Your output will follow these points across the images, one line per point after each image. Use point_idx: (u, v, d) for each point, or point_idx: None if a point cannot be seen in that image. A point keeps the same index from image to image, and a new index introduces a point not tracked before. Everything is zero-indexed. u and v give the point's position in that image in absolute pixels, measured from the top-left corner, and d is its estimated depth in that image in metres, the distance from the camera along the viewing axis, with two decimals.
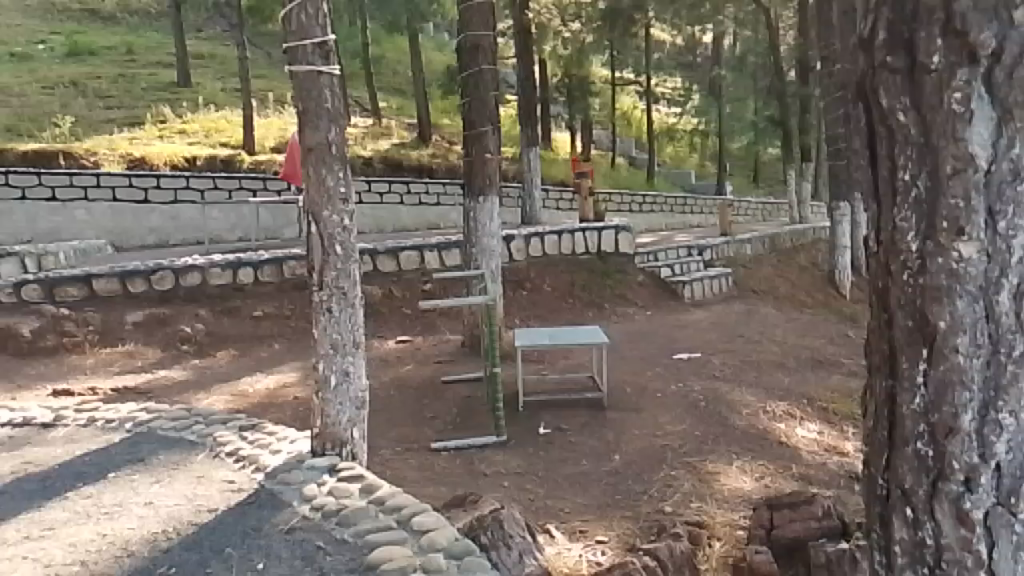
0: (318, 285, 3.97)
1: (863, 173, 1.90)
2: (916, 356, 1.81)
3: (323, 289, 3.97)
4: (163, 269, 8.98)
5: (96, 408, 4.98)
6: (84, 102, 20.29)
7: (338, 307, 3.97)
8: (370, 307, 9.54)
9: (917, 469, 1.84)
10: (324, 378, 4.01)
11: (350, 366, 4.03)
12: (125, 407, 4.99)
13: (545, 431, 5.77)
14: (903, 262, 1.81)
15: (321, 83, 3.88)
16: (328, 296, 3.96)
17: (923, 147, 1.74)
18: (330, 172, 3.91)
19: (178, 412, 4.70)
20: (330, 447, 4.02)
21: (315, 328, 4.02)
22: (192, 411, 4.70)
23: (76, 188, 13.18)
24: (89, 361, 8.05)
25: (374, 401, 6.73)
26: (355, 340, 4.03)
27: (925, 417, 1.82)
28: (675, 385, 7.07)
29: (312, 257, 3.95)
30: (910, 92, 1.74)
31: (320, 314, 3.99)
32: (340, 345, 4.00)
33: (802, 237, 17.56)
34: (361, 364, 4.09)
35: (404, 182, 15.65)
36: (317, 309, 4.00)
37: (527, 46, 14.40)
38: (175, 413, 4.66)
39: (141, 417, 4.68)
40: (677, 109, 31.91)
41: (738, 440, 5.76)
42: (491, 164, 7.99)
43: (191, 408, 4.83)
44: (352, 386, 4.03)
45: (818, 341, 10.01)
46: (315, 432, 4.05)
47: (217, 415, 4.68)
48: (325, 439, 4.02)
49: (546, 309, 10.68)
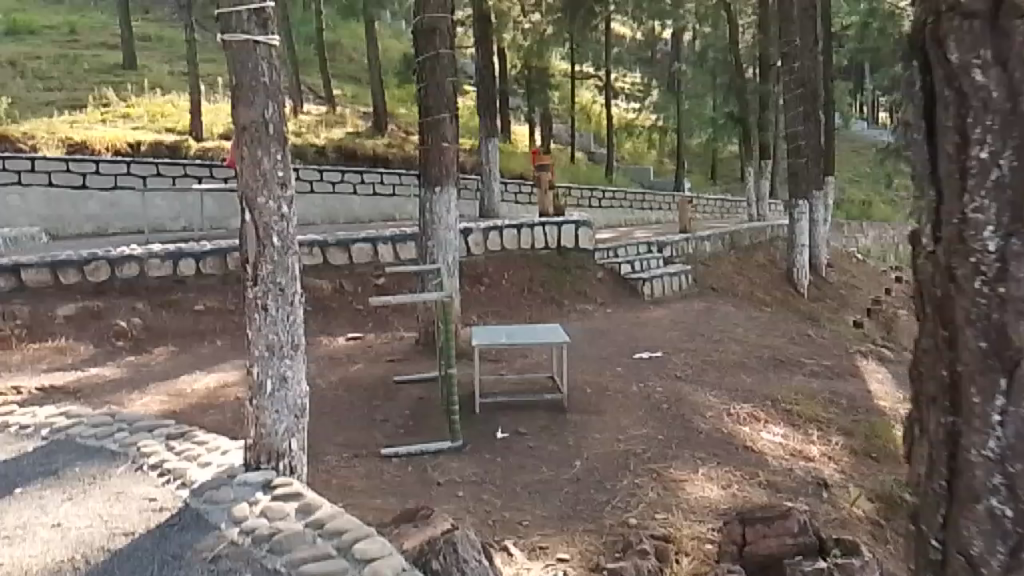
0: (252, 280, 3.62)
1: (918, 152, 1.91)
2: (991, 385, 1.80)
3: (258, 285, 3.62)
4: (97, 260, 8.47)
5: (11, 411, 4.54)
6: (21, 82, 19.38)
7: (275, 305, 3.63)
8: (320, 303, 9.16)
9: (990, 531, 1.82)
10: (258, 384, 3.65)
11: (291, 367, 3.69)
12: (45, 409, 4.57)
13: (502, 434, 5.47)
14: (976, 267, 1.80)
15: (257, 54, 3.53)
16: (263, 292, 3.62)
17: (1007, 116, 1.74)
18: (266, 154, 3.55)
19: (100, 417, 4.29)
20: (266, 461, 3.65)
21: (249, 328, 3.66)
22: (116, 417, 4.29)
23: (9, 172, 12.51)
24: (15, 356, 7.53)
25: (321, 402, 6.38)
26: (292, 341, 3.68)
27: (1000, 464, 1.80)
28: (636, 386, 6.84)
29: (246, 248, 3.61)
30: (993, 45, 1.75)
31: (255, 313, 3.64)
32: (280, 348, 3.66)
33: (760, 234, 17.56)
34: (301, 369, 3.75)
35: (358, 172, 15.21)
36: (251, 308, 3.64)
37: (487, 34, 14.05)
38: (98, 418, 4.26)
39: (61, 421, 4.28)
40: (636, 105, 31.99)
41: (703, 444, 5.54)
42: (448, 153, 7.66)
43: (115, 412, 4.42)
44: (290, 394, 3.69)
45: (780, 340, 9.91)
46: (248, 443, 3.68)
47: (145, 419, 4.29)
48: (259, 451, 3.65)
49: (504, 306, 10.40)
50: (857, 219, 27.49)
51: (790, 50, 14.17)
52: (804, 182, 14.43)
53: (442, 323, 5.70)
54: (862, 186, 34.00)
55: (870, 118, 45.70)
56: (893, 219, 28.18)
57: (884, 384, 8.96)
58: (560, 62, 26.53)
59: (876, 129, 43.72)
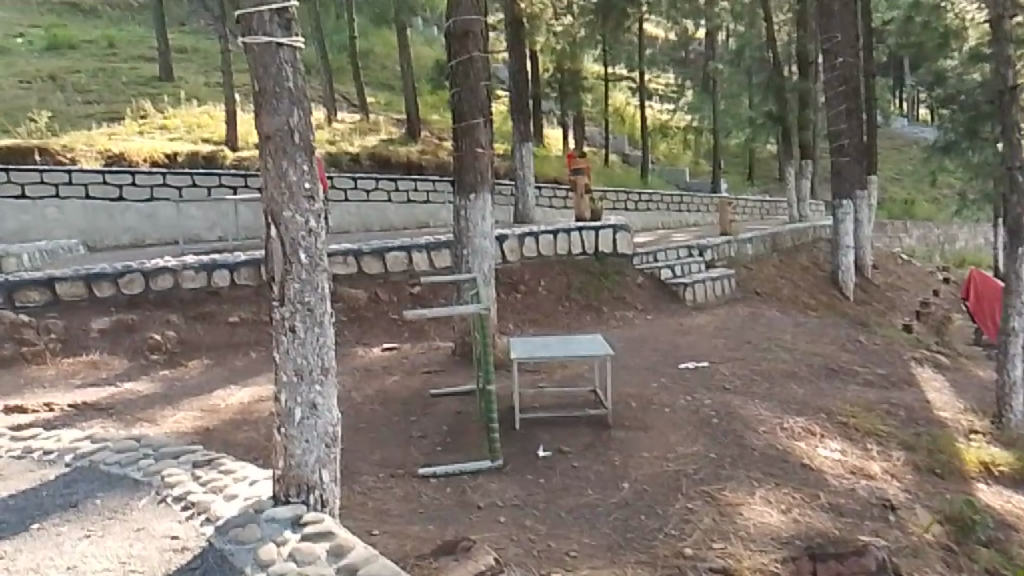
0: (280, 300, 3.43)
1: None
2: None
3: (285, 304, 3.42)
4: (132, 272, 8.39)
5: (35, 435, 4.40)
6: (61, 96, 19.64)
7: (304, 326, 3.42)
8: (355, 312, 8.99)
9: None
10: (287, 411, 3.46)
11: (322, 392, 3.49)
12: (71, 431, 4.43)
13: (544, 452, 5.21)
14: None
15: (281, 56, 3.32)
16: (291, 313, 3.42)
17: None
18: (292, 165, 3.35)
19: (126, 441, 4.15)
20: (295, 494, 3.46)
21: (276, 351, 3.47)
22: (142, 440, 4.15)
23: (47, 184, 12.57)
24: (49, 372, 7.45)
25: (356, 417, 6.17)
26: (323, 365, 3.47)
27: None
28: (683, 399, 6.52)
29: (272, 265, 3.41)
30: None
31: (282, 335, 3.44)
32: (309, 372, 3.45)
33: (802, 236, 17.11)
34: (331, 395, 3.54)
35: (392, 179, 15.08)
36: (278, 329, 3.45)
37: (520, 38, 13.83)
38: (124, 442, 4.10)
39: (85, 446, 4.13)
40: (670, 107, 31.61)
41: (758, 463, 5.23)
42: (483, 159, 7.43)
43: (140, 435, 4.27)
44: (321, 421, 3.48)
45: (830, 348, 9.51)
46: (277, 475, 3.49)
47: (172, 444, 4.12)
48: (289, 483, 3.45)
49: (542, 314, 10.15)
50: (900, 218, 26.73)
51: (832, 45, 13.75)
52: (848, 182, 13.99)
53: (480, 335, 5.46)
54: (903, 184, 33.15)
55: (910, 114, 44.64)
56: (937, 218, 27.36)
57: (943, 394, 8.51)
58: (593, 64, 26.27)
59: (917, 125, 42.65)
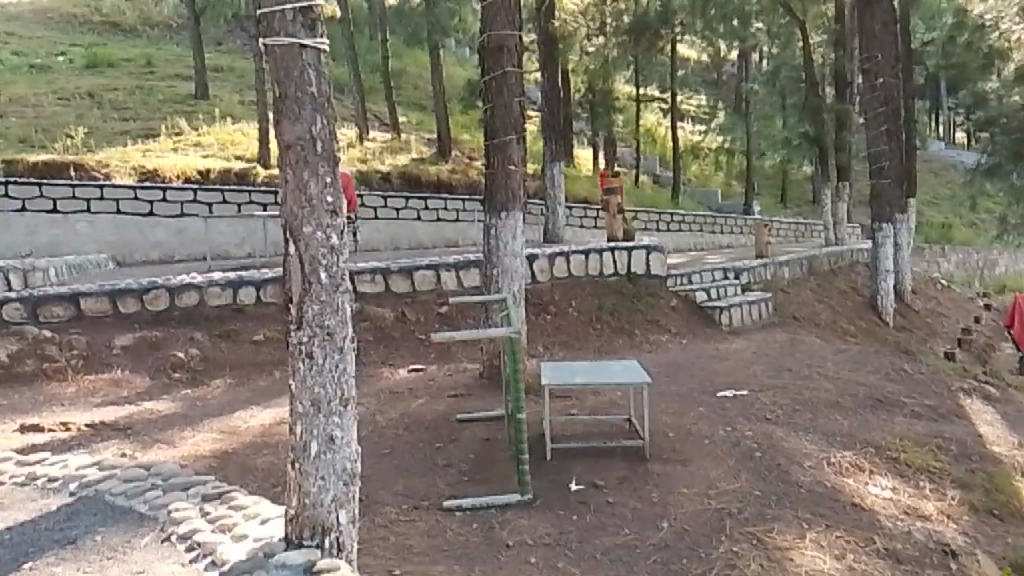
0: (297, 322, 3.23)
1: None
2: None
3: (303, 328, 3.23)
4: (157, 288, 8.28)
5: (43, 460, 4.28)
6: (99, 113, 19.84)
7: (322, 352, 3.22)
8: (380, 332, 8.78)
9: None
10: (302, 445, 3.27)
11: (340, 425, 3.30)
12: (79, 458, 4.33)
13: (576, 485, 4.92)
14: None
15: (304, 59, 3.15)
16: (309, 337, 3.22)
17: None
18: (313, 176, 3.17)
19: (134, 470, 4.01)
20: (309, 536, 3.26)
21: (293, 380, 3.27)
22: (151, 470, 4.01)
23: (78, 200, 12.57)
24: (70, 390, 7.30)
25: (380, 443, 5.93)
26: (342, 395, 3.28)
27: None
28: (722, 430, 6.19)
29: (290, 285, 3.22)
30: None
31: (299, 361, 3.25)
32: (327, 403, 3.26)
33: (840, 259, 16.67)
34: (350, 428, 3.35)
35: (422, 198, 14.95)
36: (295, 355, 3.25)
37: (553, 57, 13.69)
38: (132, 471, 3.98)
39: (91, 474, 4.01)
40: (702, 128, 31.34)
41: (807, 502, 4.90)
42: (514, 176, 7.22)
43: (150, 464, 4.13)
44: (338, 457, 3.29)
45: (874, 376, 9.11)
46: (290, 515, 3.29)
47: (181, 474, 3.99)
48: (302, 524, 3.25)
49: (573, 336, 9.87)
50: (938, 242, 26.10)
51: (872, 66, 13.38)
52: (888, 206, 13.59)
53: (510, 357, 5.20)
54: (940, 208, 32.45)
55: (946, 137, 43.92)
56: (976, 243, 26.68)
57: (996, 427, 8.04)
58: (625, 85, 26.10)
59: (953, 149, 41.82)
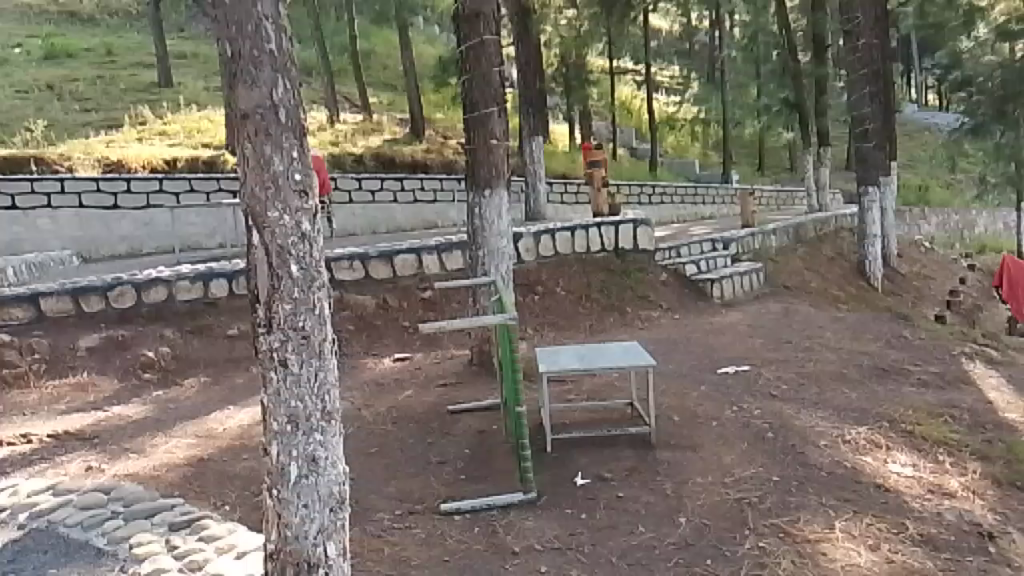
0: (266, 326, 2.92)
1: None
2: None
3: (274, 332, 2.91)
4: (122, 284, 7.78)
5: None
6: (59, 104, 19.05)
7: (298, 360, 2.92)
8: (363, 320, 8.36)
9: None
10: (281, 470, 2.98)
11: (323, 443, 3.01)
12: (28, 483, 4.05)
13: (583, 479, 4.55)
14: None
15: (259, 10, 2.79)
16: (282, 343, 2.91)
17: None
18: (277, 150, 2.84)
19: (92, 496, 3.74)
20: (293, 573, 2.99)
21: (266, 396, 2.98)
22: (111, 496, 3.75)
23: (38, 194, 11.92)
24: (33, 397, 6.83)
25: (368, 440, 5.55)
26: (323, 410, 2.99)
27: None
28: (729, 411, 5.85)
29: (256, 283, 2.90)
30: None
31: (271, 372, 2.94)
32: (307, 420, 2.98)
33: (825, 225, 16.40)
34: (335, 449, 3.06)
35: (398, 179, 14.45)
36: (266, 366, 2.95)
37: (527, 28, 13.18)
38: (88, 496, 3.72)
39: (43, 502, 3.74)
40: (677, 99, 30.92)
41: (829, 486, 4.58)
42: (497, 151, 6.79)
43: (108, 487, 3.86)
44: (322, 480, 3.02)
45: (875, 345, 8.85)
46: (269, 550, 3.03)
47: (144, 498, 3.74)
48: (285, 561, 2.99)
49: (562, 317, 9.49)
50: (916, 203, 25.95)
51: (853, 27, 13.01)
52: (874, 169, 13.26)
53: (502, 342, 4.84)
54: (917, 171, 32.32)
55: (919, 99, 43.76)
56: (954, 203, 26.58)
57: (1003, 392, 7.77)
58: (599, 57, 25.58)
59: (927, 111, 41.72)
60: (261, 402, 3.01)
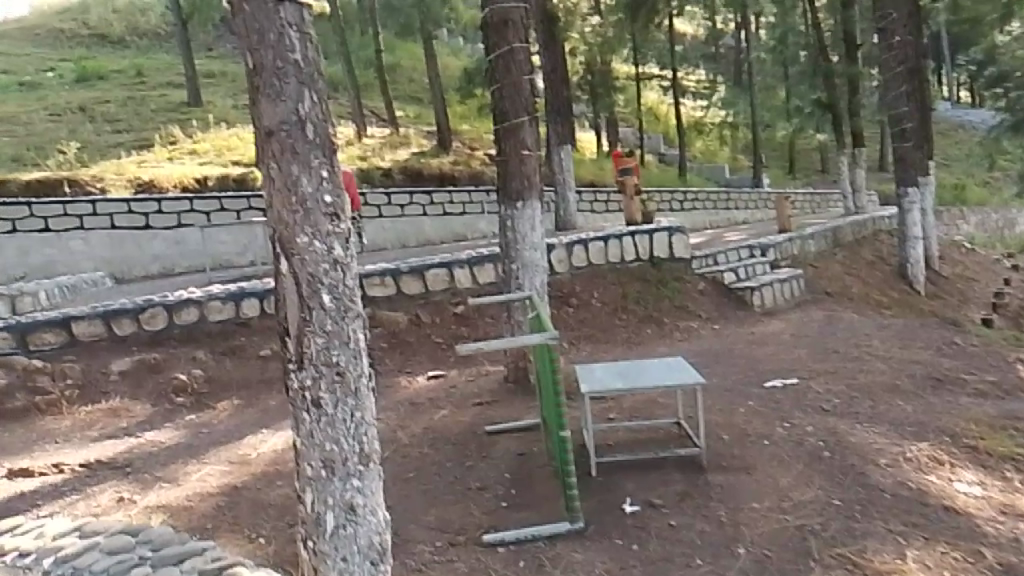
0: (297, 362, 2.85)
1: None
2: None
3: (305, 368, 2.85)
4: (154, 306, 7.73)
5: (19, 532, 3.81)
6: (91, 126, 19.25)
7: (332, 399, 2.87)
8: (395, 337, 8.19)
9: None
10: (317, 518, 2.96)
11: (360, 490, 2.98)
12: (55, 524, 3.92)
13: (632, 506, 4.32)
14: None
15: (282, 17, 2.73)
16: (314, 381, 2.85)
17: None
18: (304, 169, 2.77)
19: (119, 540, 3.59)
20: None
21: (297, 438, 2.94)
22: (139, 540, 3.60)
23: (71, 217, 11.91)
24: (65, 424, 6.70)
25: (405, 463, 5.37)
26: (360, 452, 2.95)
27: None
28: (780, 428, 5.58)
29: (286, 316, 2.84)
30: None
31: (303, 413, 2.89)
32: (343, 464, 2.94)
33: (863, 227, 15.96)
34: (372, 492, 3.03)
35: (426, 192, 14.33)
36: (298, 407, 2.90)
37: (553, 36, 12.99)
38: (115, 540, 3.57)
39: (69, 546, 3.59)
40: (704, 103, 30.54)
41: (895, 511, 4.31)
42: (529, 161, 6.58)
43: (135, 529, 3.72)
44: (361, 528, 2.99)
45: (926, 353, 8.49)
46: None
47: (173, 541, 3.59)
48: None
49: (599, 329, 9.25)
50: (954, 202, 25.28)
51: (887, 25, 12.48)
52: (913, 169, 12.85)
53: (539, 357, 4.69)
54: (952, 169, 31.59)
55: (951, 96, 42.81)
56: (993, 202, 25.86)
57: None
58: (624, 64, 25.32)
59: (961, 108, 40.81)
60: (292, 444, 2.96)
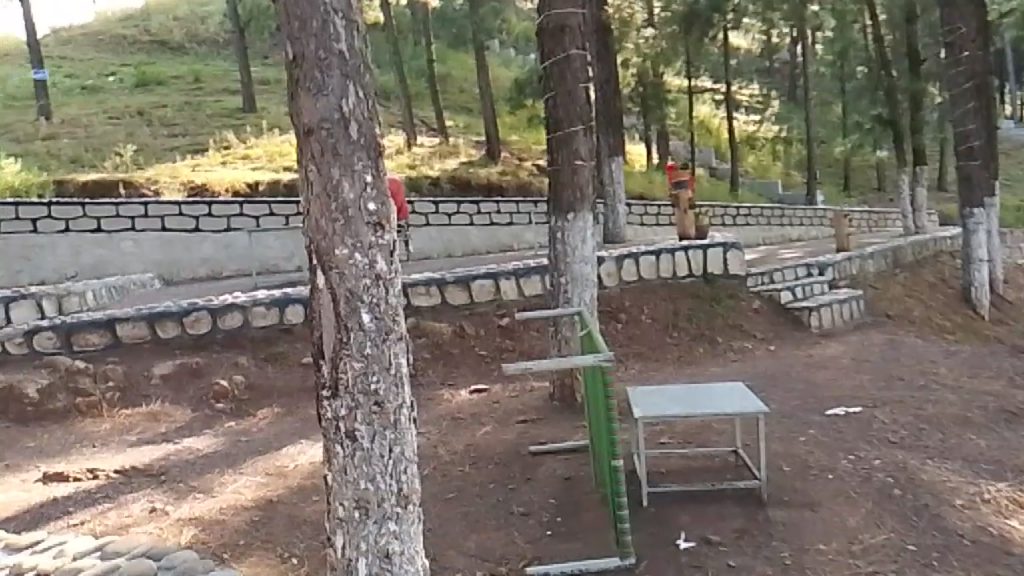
0: (332, 390, 2.76)
1: None
2: None
3: (341, 397, 2.75)
4: (198, 310, 7.67)
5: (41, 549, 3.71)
6: (148, 130, 19.55)
7: (369, 433, 2.76)
8: (439, 348, 8.00)
9: None
10: (349, 564, 2.85)
11: (397, 535, 2.86)
12: (76, 542, 3.81)
13: (686, 542, 4.03)
14: None
15: (327, 4, 2.65)
16: (351, 413, 2.75)
17: None
18: (345, 171, 2.67)
19: (141, 565, 3.45)
20: None
21: (330, 474, 2.84)
22: (161, 566, 3.46)
23: (122, 218, 12.03)
24: (105, 427, 6.62)
25: (446, 482, 5.14)
26: (398, 492, 2.84)
27: None
28: (846, 461, 5.21)
29: (322, 340, 2.75)
30: None
31: (337, 446, 2.79)
32: (379, 507, 2.84)
33: (925, 248, 15.32)
34: (409, 537, 2.90)
35: (474, 202, 14.15)
36: (333, 440, 2.80)
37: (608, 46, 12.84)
38: (138, 564, 3.44)
39: (89, 568, 3.48)
40: (758, 118, 29.90)
41: (977, 560, 3.94)
42: (582, 172, 6.32)
43: (158, 553, 3.58)
44: None
45: (998, 384, 7.98)
46: None
47: (196, 567, 3.45)
48: None
49: (648, 346, 8.94)
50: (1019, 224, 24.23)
51: (954, 39, 11.81)
52: (979, 188, 12.27)
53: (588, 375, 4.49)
54: (1017, 190, 30.37)
55: (1015, 115, 41.33)
56: None
57: None
58: (677, 77, 24.91)
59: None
60: (326, 481, 2.86)
